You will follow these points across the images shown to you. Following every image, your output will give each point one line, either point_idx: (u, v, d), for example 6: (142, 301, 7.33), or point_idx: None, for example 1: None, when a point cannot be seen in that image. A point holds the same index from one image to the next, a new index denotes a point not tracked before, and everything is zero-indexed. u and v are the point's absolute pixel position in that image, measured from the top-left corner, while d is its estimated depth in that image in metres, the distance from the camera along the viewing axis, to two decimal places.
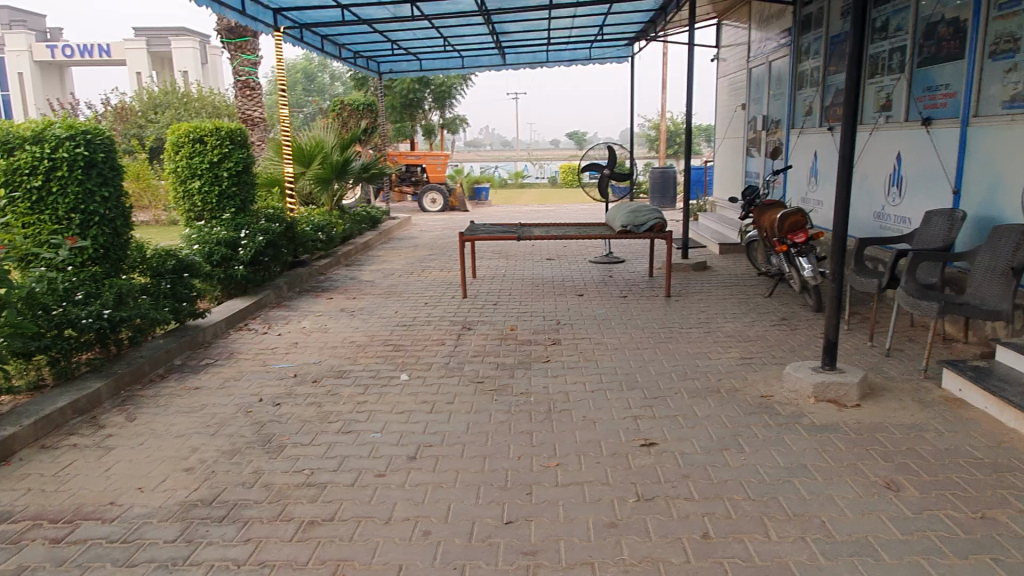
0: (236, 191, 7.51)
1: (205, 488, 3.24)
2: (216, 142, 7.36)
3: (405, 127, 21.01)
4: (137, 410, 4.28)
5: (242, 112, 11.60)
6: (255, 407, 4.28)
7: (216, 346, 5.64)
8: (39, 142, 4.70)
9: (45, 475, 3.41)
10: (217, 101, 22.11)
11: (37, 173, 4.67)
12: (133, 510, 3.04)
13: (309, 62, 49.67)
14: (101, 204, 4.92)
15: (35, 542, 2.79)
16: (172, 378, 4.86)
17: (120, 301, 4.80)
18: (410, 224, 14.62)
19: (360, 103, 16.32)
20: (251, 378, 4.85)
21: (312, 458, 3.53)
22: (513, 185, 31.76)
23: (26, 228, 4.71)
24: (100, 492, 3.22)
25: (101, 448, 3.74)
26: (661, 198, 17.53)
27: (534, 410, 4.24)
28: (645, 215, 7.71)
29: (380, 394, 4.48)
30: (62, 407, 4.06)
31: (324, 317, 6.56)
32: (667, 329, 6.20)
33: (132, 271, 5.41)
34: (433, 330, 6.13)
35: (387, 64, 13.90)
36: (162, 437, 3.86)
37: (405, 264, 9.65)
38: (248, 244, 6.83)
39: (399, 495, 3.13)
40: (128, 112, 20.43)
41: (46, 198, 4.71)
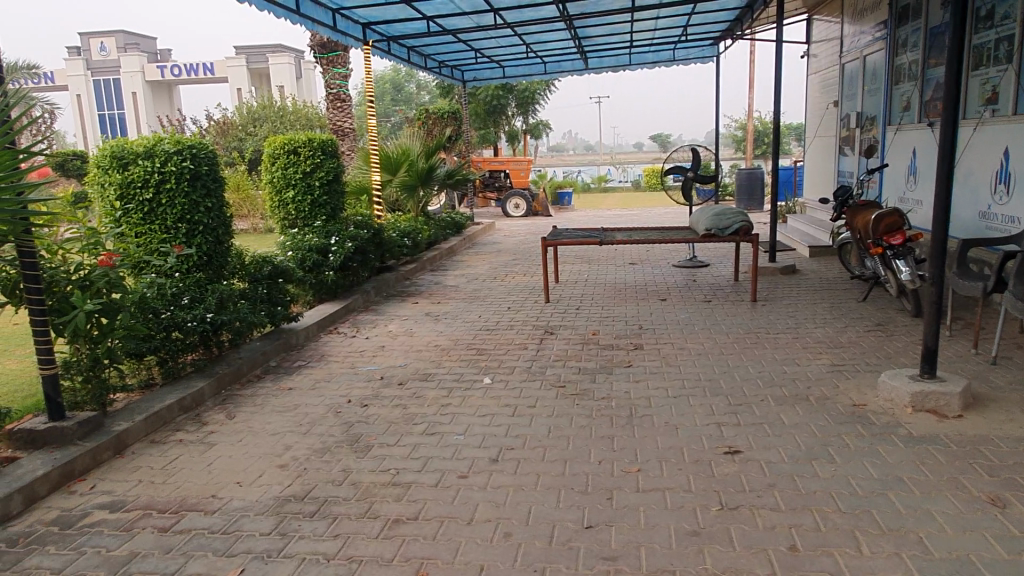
0: (328, 199, 7.80)
1: (297, 484, 3.40)
2: (309, 152, 7.66)
3: (489, 133, 21.26)
4: (236, 408, 4.53)
5: (333, 123, 12.05)
6: (344, 408, 4.45)
7: (309, 348, 5.89)
8: (151, 157, 5.00)
9: (154, 468, 3.66)
10: (310, 113, 23.06)
11: (148, 186, 5.00)
12: (233, 503, 3.23)
13: (396, 73, 51.00)
14: (204, 214, 5.23)
15: (145, 530, 3.00)
16: (268, 379, 5.12)
17: (222, 305, 5.10)
18: (494, 229, 14.80)
19: (445, 111, 16.64)
20: (340, 379, 5.04)
21: (398, 458, 3.64)
22: (596, 188, 31.64)
23: (139, 238, 5.06)
24: (203, 485, 3.43)
25: (203, 443, 3.97)
26: (748, 198, 17.03)
27: (616, 415, 4.23)
28: (730, 218, 7.53)
29: (464, 397, 4.57)
30: (170, 404, 4.34)
31: (410, 321, 6.74)
32: (753, 334, 6.04)
33: (231, 277, 5.70)
34: (515, 334, 6.19)
35: (471, 72, 14.13)
36: (259, 434, 4.07)
37: (489, 269, 9.77)
38: (338, 250, 7.08)
39: (481, 497, 3.19)
40: (229, 125, 21.57)
41: (156, 210, 5.05)
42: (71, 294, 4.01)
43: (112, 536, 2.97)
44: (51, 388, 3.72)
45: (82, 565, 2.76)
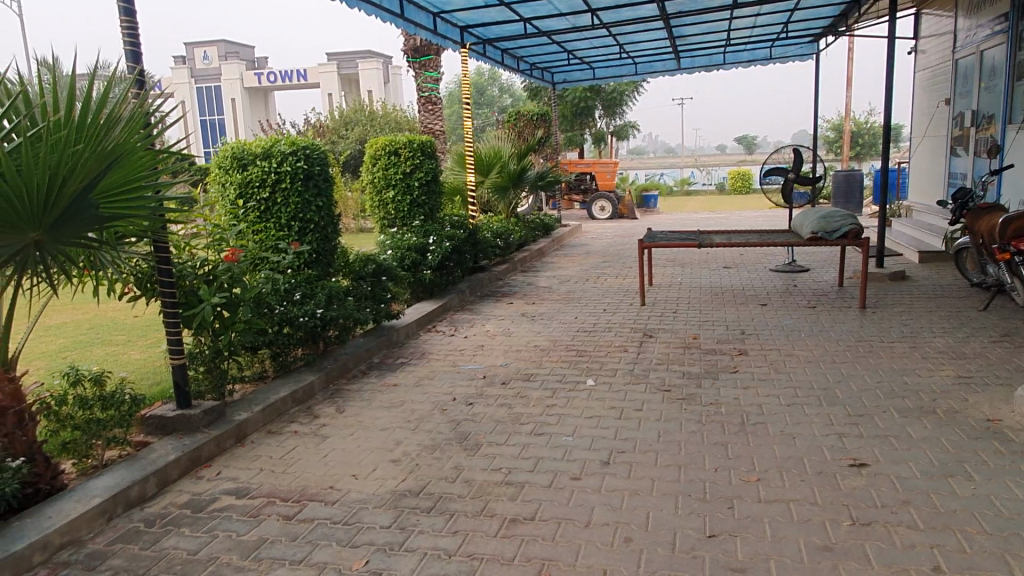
0: (426, 199, 7.94)
1: (411, 480, 3.44)
2: (409, 153, 7.81)
3: (576, 135, 21.19)
4: (345, 403, 4.64)
5: (425, 126, 12.23)
6: (450, 405, 4.49)
7: (410, 346, 5.98)
8: (268, 158, 5.23)
9: (273, 457, 3.78)
10: (399, 117, 23.60)
11: (266, 185, 5.24)
12: (351, 495, 3.29)
13: (480, 76, 51.55)
14: (317, 213, 5.41)
15: (271, 517, 3.09)
16: (373, 375, 5.22)
17: (330, 301, 5.23)
18: (581, 231, 14.71)
19: (535, 114, 16.67)
20: (443, 377, 5.09)
21: (508, 458, 3.64)
22: (680, 191, 31.05)
23: (257, 235, 5.32)
24: (321, 476, 3.52)
25: (317, 436, 4.08)
26: (846, 203, 16.30)
27: (727, 421, 4.10)
28: (838, 221, 7.22)
29: (568, 398, 4.53)
30: (284, 397, 4.48)
31: (507, 321, 6.75)
32: (867, 342, 5.75)
33: (337, 274, 5.86)
34: (614, 336, 6.10)
35: (562, 74, 14.12)
36: (370, 429, 4.15)
37: (580, 271, 9.71)
38: (436, 249, 7.20)
39: (597, 500, 3.14)
40: (324, 127, 22.32)
41: (272, 208, 5.28)
42: (198, 288, 4.26)
43: (240, 521, 3.07)
44: (180, 377, 3.92)
45: (215, 548, 2.86)
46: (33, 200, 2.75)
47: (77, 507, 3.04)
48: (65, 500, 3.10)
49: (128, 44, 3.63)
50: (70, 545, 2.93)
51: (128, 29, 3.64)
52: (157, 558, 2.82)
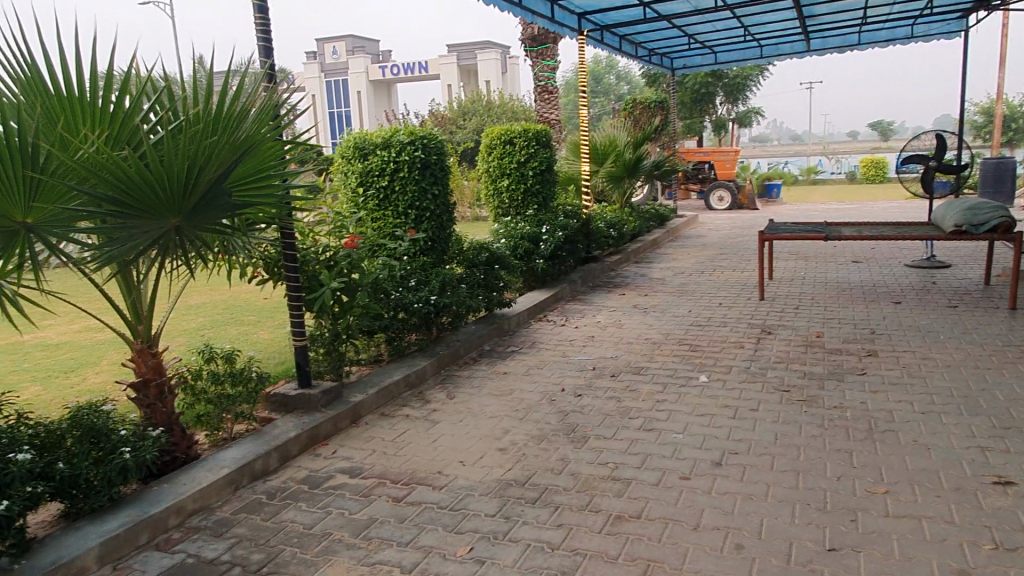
0: (540, 188, 7.91)
1: (518, 469, 3.44)
2: (524, 142, 7.84)
3: (695, 123, 20.57)
4: (455, 389, 4.72)
5: (540, 115, 12.19)
6: (558, 396, 4.46)
7: (520, 334, 6.01)
8: (387, 147, 5.41)
9: (385, 439, 3.90)
10: (516, 107, 23.74)
11: (385, 174, 5.42)
12: (458, 481, 3.34)
13: (597, 64, 51.08)
14: (432, 201, 5.55)
15: (382, 498, 3.19)
16: (483, 362, 5.28)
17: (444, 288, 5.33)
18: (698, 222, 14.28)
19: (653, 101, 16.25)
20: (553, 367, 5.07)
21: (616, 453, 3.57)
22: (806, 181, 29.52)
23: (376, 222, 5.51)
24: (430, 461, 3.59)
25: (428, 421, 4.16)
26: (995, 191, 14.86)
27: (852, 427, 3.85)
28: (987, 213, 6.59)
29: (679, 394, 4.40)
30: (397, 380, 4.61)
31: (618, 313, 6.65)
32: (1017, 348, 5.23)
33: (451, 262, 5.98)
34: (730, 332, 5.87)
35: (682, 60, 13.72)
36: (478, 416, 4.20)
37: (696, 263, 9.42)
38: (549, 238, 7.17)
39: (707, 502, 3.03)
40: (443, 118, 22.80)
41: (391, 196, 5.46)
42: (319, 273, 4.45)
43: (353, 500, 3.18)
44: (302, 358, 4.11)
45: (329, 524, 2.98)
46: (171, 188, 2.94)
47: (207, 476, 3.26)
48: (197, 469, 3.33)
49: (260, 39, 3.82)
50: (201, 511, 3.15)
51: (262, 25, 3.83)
52: (276, 529, 2.97)
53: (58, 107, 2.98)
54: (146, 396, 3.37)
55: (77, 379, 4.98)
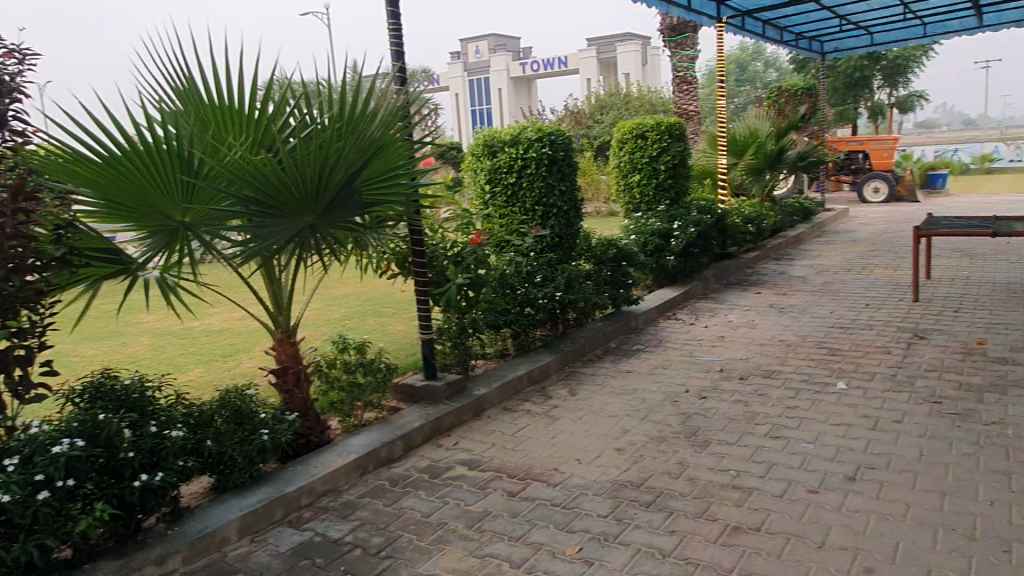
0: (672, 183, 7.71)
1: (634, 471, 3.39)
2: (657, 136, 7.68)
3: (848, 110, 19.25)
4: (577, 386, 4.71)
5: (678, 106, 11.78)
6: (682, 397, 4.34)
7: (647, 332, 5.89)
8: (516, 144, 5.48)
9: (505, 434, 3.96)
10: (655, 99, 23.26)
11: (513, 171, 5.50)
12: (573, 480, 3.33)
13: (743, 52, 49.02)
14: (559, 198, 5.54)
15: (497, 492, 3.24)
16: (608, 360, 5.23)
17: (570, 285, 5.31)
18: (848, 216, 13.37)
19: (800, 88, 15.18)
20: (678, 367, 4.94)
21: (739, 460, 3.43)
22: (978, 170, 26.82)
23: (504, 218, 5.60)
24: (547, 457, 3.61)
25: (548, 417, 4.18)
26: None
27: (1013, 446, 3.46)
28: None
29: (814, 401, 4.15)
30: (520, 375, 4.67)
31: (752, 312, 6.37)
32: None
33: (578, 258, 5.94)
34: (875, 335, 5.45)
35: (833, 42, 12.87)
36: (598, 414, 4.16)
37: (843, 260, 8.83)
38: (681, 235, 6.97)
39: (835, 519, 2.84)
40: (580, 113, 22.77)
41: (518, 193, 5.53)
42: (446, 268, 4.57)
43: (470, 492, 3.26)
44: (429, 350, 4.26)
45: (445, 514, 3.07)
46: (305, 187, 3.13)
47: (337, 460, 3.46)
48: (329, 453, 3.54)
49: (393, 44, 3.98)
50: (330, 493, 3.34)
51: (395, 30, 3.99)
52: (397, 515, 3.11)
53: (211, 115, 3.27)
54: (284, 382, 3.60)
55: (234, 363, 5.45)
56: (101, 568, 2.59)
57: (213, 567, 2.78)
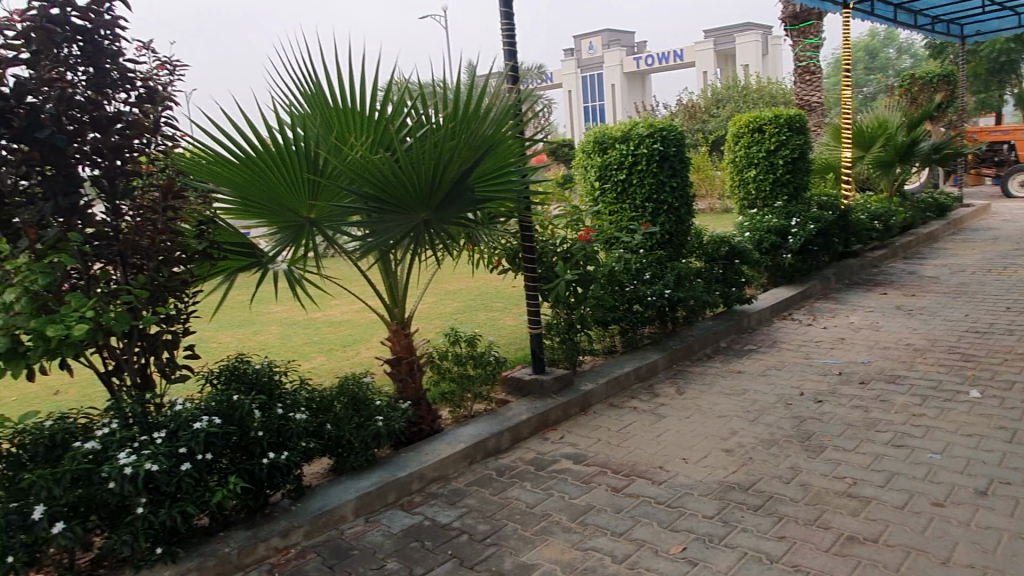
0: (790, 178, 7.40)
1: (743, 473, 3.31)
2: (775, 129, 7.39)
3: (992, 98, 17.77)
4: (686, 384, 4.64)
5: (800, 98, 11.31)
6: (796, 400, 4.19)
7: (761, 332, 5.72)
8: (627, 141, 5.46)
9: (611, 430, 3.96)
10: (775, 90, 22.36)
11: (623, 168, 5.49)
12: (679, 478, 3.30)
13: (874, 38, 46.21)
14: (670, 194, 5.47)
15: (601, 487, 3.26)
16: (718, 359, 5.12)
17: (680, 282, 5.24)
18: (990, 212, 12.37)
19: (934, 76, 14.06)
20: (793, 369, 4.76)
21: (856, 467, 3.28)
22: None
23: (614, 215, 5.59)
24: (652, 455, 3.59)
25: (654, 415, 4.16)
26: None
27: None
28: None
29: (942, 409, 3.90)
30: (627, 372, 4.65)
31: (876, 314, 6.04)
32: None
33: (689, 256, 5.84)
34: (1017, 341, 5.04)
35: (975, 25, 11.92)
36: (707, 414, 4.09)
37: (982, 259, 8.19)
38: (799, 232, 6.69)
39: (962, 535, 2.67)
40: (695, 107, 22.24)
41: (629, 190, 5.50)
42: (555, 264, 4.62)
43: (574, 486, 3.30)
44: (536, 345, 4.33)
45: (550, 506, 3.13)
46: (419, 184, 3.26)
47: (446, 448, 3.59)
48: (439, 441, 3.68)
49: (506, 44, 4.06)
50: (439, 480, 3.47)
51: (507, 30, 4.07)
52: (502, 504, 3.19)
53: (335, 117, 3.46)
54: (398, 371, 3.77)
55: (352, 352, 5.74)
56: (233, 537, 2.82)
57: (331, 542, 2.96)
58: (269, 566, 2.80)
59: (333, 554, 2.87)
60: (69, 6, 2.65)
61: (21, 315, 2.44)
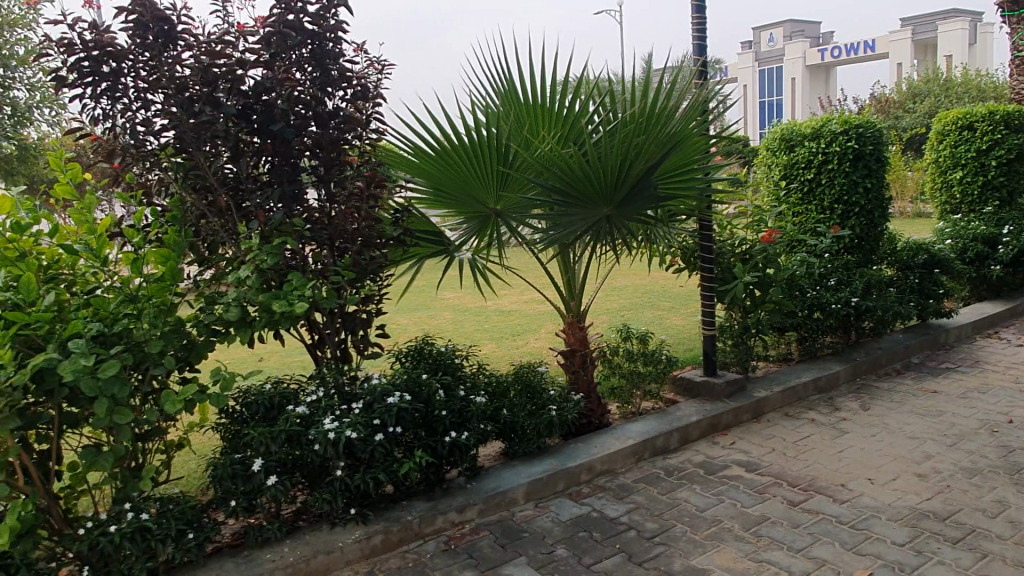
0: (1004, 181, 6.66)
1: (938, 501, 3.06)
2: (988, 128, 6.65)
3: None
4: (871, 400, 4.34)
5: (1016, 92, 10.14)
6: (1003, 428, 3.79)
7: (960, 350, 5.21)
8: (818, 138, 5.19)
9: (786, 440, 3.79)
10: (984, 83, 20.16)
11: (811, 167, 5.22)
12: (863, 499, 3.10)
13: None
14: (864, 195, 5.10)
15: (777, 499, 3.14)
16: (909, 376, 4.73)
17: (869, 290, 4.90)
18: None
19: None
20: (999, 394, 4.31)
21: None
22: None
23: (798, 216, 5.33)
24: (834, 471, 3.39)
25: (835, 429, 3.92)
26: None
27: None
28: None
29: None
30: (805, 382, 4.43)
31: None
32: None
33: (880, 263, 5.43)
34: None
35: None
36: (896, 434, 3.80)
37: None
38: (1012, 240, 6.02)
39: None
40: (888, 102, 20.57)
41: (816, 190, 5.22)
42: (734, 266, 4.47)
43: (747, 494, 3.20)
44: (709, 347, 4.23)
45: (721, 512, 3.06)
46: (605, 179, 3.28)
47: (615, 443, 3.61)
48: (608, 435, 3.71)
49: (695, 38, 3.98)
50: (607, 474, 3.50)
51: (698, 25, 3.99)
52: (671, 505, 3.16)
53: (525, 113, 3.57)
54: (571, 363, 3.84)
55: (522, 342, 5.91)
56: (414, 507, 3.01)
57: (503, 522, 3.08)
58: (446, 537, 2.96)
59: (505, 534, 2.98)
60: (303, 13, 2.93)
61: (251, 289, 2.75)
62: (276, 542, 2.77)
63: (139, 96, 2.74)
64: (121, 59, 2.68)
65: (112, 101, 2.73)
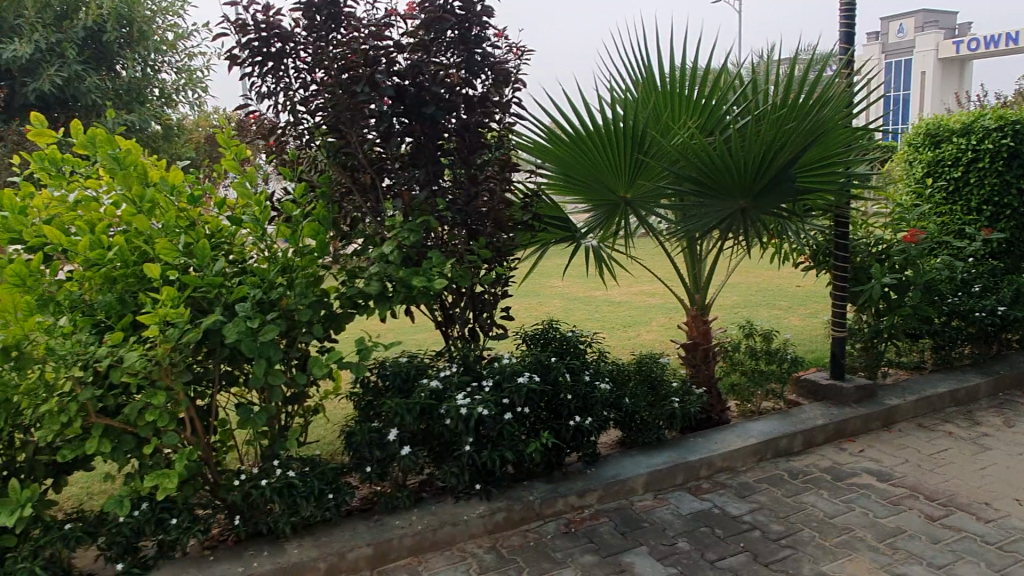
0: None
1: None
2: None
3: None
4: (1016, 417, 4.05)
5: None
6: None
7: None
8: (967, 134, 4.84)
9: (922, 452, 3.60)
10: None
11: (959, 164, 4.90)
12: (1011, 520, 2.91)
13: None
14: (1017, 197, 4.75)
15: (913, 512, 2.99)
16: None
17: (1018, 299, 4.56)
18: None
19: None
20: None
21: None
22: None
23: (942, 217, 5.02)
24: (976, 488, 3.20)
25: (976, 444, 3.69)
26: None
27: None
28: None
29: None
30: (942, 393, 4.18)
31: None
32: None
33: None
34: None
35: None
36: None
37: None
38: None
39: None
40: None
41: (963, 190, 4.91)
42: (869, 266, 4.26)
43: (880, 505, 3.06)
44: (839, 349, 4.07)
45: (852, 520, 2.94)
46: (744, 172, 3.20)
47: (737, 441, 3.54)
48: (729, 432, 3.63)
49: (843, 25, 3.81)
50: (728, 471, 3.44)
51: (846, 11, 3.81)
52: (797, 508, 3.06)
53: (660, 102, 3.53)
54: (693, 357, 3.77)
55: (634, 333, 5.86)
56: (536, 487, 3.07)
57: (622, 510, 3.08)
58: (566, 520, 3.00)
59: (625, 522, 2.98)
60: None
61: (392, 265, 2.85)
62: (404, 509, 2.89)
63: (299, 77, 2.92)
64: (286, 41, 2.87)
65: (276, 79, 2.92)
